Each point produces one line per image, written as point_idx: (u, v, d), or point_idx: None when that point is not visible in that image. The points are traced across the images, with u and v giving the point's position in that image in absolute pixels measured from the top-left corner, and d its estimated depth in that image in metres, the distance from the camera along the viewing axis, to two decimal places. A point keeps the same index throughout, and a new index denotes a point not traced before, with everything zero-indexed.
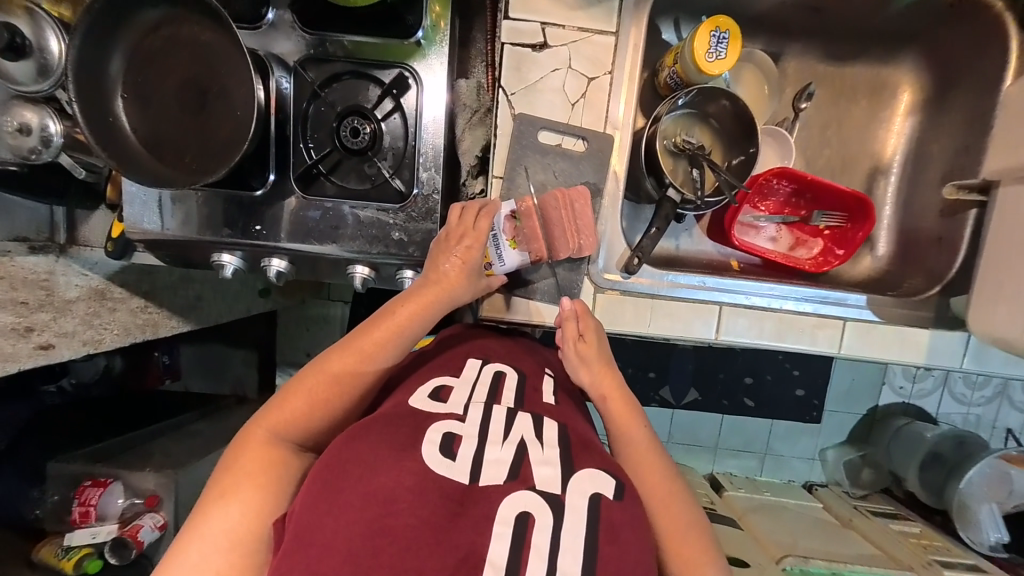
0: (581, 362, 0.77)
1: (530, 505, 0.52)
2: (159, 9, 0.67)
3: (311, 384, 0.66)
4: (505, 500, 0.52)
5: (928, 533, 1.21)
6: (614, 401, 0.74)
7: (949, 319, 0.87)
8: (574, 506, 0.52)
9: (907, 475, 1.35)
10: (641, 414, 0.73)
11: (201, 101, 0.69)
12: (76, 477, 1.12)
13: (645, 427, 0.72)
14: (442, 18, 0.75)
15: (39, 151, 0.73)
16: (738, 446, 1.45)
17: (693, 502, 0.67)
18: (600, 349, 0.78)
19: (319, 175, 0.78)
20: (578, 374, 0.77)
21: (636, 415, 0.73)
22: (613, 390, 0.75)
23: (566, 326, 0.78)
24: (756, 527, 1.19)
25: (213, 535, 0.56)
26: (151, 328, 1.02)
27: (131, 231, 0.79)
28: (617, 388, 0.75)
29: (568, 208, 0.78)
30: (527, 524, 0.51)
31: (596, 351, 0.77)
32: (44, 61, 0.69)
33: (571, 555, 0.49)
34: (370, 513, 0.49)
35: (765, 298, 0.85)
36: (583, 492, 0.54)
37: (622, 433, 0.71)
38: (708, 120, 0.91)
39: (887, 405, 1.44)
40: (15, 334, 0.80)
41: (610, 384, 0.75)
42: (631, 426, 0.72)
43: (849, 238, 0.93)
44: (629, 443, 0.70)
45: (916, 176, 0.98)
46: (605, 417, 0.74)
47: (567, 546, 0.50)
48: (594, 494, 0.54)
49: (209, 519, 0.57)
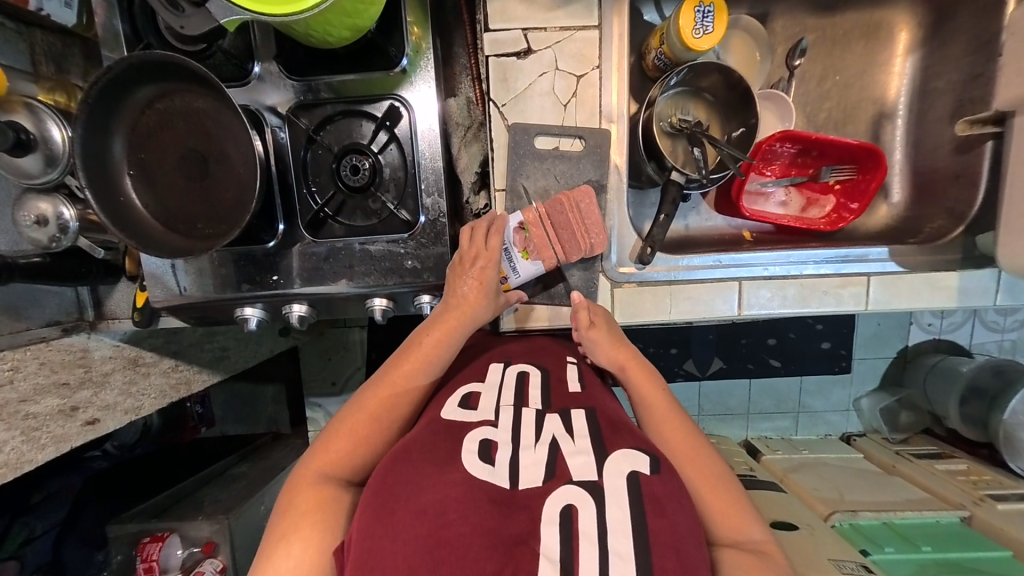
0: (595, 344, 0.76)
1: (573, 497, 0.52)
2: (152, 84, 0.69)
3: (352, 418, 0.67)
4: (547, 500, 0.52)
5: (975, 468, 1.22)
6: (635, 371, 0.75)
7: (977, 258, 0.85)
8: (614, 487, 0.53)
9: (947, 411, 1.35)
10: (660, 381, 0.75)
11: (203, 169, 0.72)
12: (134, 536, 1.17)
13: (667, 395, 0.73)
14: (423, 40, 0.76)
15: (58, 238, 0.76)
16: (771, 408, 1.45)
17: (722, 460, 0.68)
18: (609, 326, 0.78)
19: (327, 219, 0.79)
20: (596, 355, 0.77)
21: (656, 382, 0.74)
22: (631, 361, 0.76)
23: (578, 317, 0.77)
24: (801, 486, 1.21)
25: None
26: (185, 386, 1.08)
27: (154, 299, 0.82)
28: (634, 358, 0.76)
29: (574, 210, 0.77)
30: (572, 517, 0.50)
31: (606, 331, 0.77)
32: (49, 151, 0.75)
33: (621, 534, 0.49)
34: (424, 527, 0.49)
35: (783, 266, 0.84)
36: (620, 472, 0.55)
37: (647, 402, 0.72)
38: (701, 94, 0.90)
39: (918, 343, 1.43)
40: (63, 415, 0.84)
41: (626, 355, 0.76)
42: (653, 393, 0.73)
43: (861, 189, 0.91)
44: (654, 410, 0.71)
45: (923, 115, 0.95)
46: (627, 387, 0.75)
47: (618, 528, 0.49)
48: (631, 473, 0.55)
49: (273, 563, 0.57)
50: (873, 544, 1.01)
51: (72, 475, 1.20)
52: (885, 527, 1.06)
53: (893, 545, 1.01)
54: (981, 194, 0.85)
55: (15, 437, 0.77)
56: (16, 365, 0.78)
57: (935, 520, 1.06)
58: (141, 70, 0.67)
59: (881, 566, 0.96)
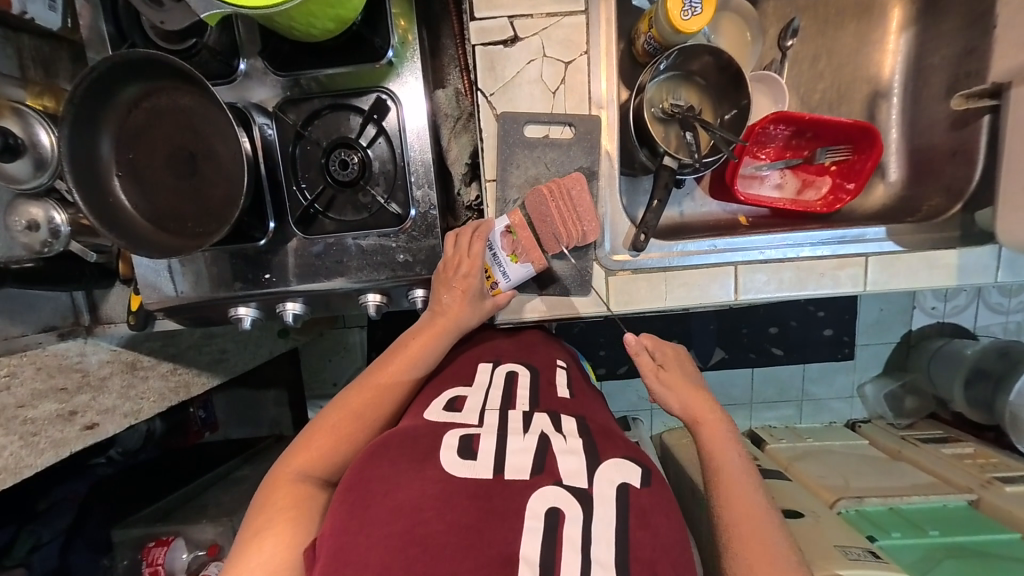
0: (667, 389, 0.77)
1: (559, 500, 0.51)
2: (136, 85, 0.69)
3: (335, 419, 0.67)
4: (534, 495, 0.52)
5: (982, 451, 1.20)
6: (706, 421, 0.73)
7: (976, 235, 0.83)
8: (602, 494, 0.52)
9: (952, 394, 1.33)
10: (737, 440, 0.72)
11: (191, 167, 0.72)
12: (140, 540, 1.16)
13: (737, 451, 0.70)
14: (409, 32, 0.75)
15: (51, 243, 0.76)
16: (773, 397, 1.44)
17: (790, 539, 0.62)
18: (679, 370, 0.79)
19: (317, 215, 0.79)
20: (667, 401, 0.77)
21: (732, 439, 0.71)
22: (707, 412, 0.74)
23: (640, 360, 0.80)
24: (806, 474, 1.19)
25: (251, 573, 0.55)
26: (184, 389, 1.07)
27: (149, 301, 0.82)
28: (706, 409, 0.74)
29: (565, 197, 0.76)
30: (558, 518, 0.50)
31: (679, 378, 0.78)
32: (39, 155, 0.75)
33: (604, 544, 0.48)
34: (401, 525, 0.49)
35: (780, 248, 0.83)
36: (611, 480, 0.54)
37: (713, 454, 0.70)
38: (692, 78, 0.89)
39: (921, 328, 1.42)
40: (61, 419, 0.84)
41: (700, 404, 0.75)
42: (725, 450, 0.70)
43: (857, 169, 0.90)
44: (719, 463, 0.68)
45: (919, 93, 0.94)
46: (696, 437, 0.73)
47: (602, 536, 0.49)
48: (622, 483, 0.54)
49: (247, 562, 0.56)
50: (880, 530, 1.00)
51: (77, 482, 1.20)
52: (891, 513, 1.05)
53: (899, 530, 0.99)
54: (978, 170, 0.83)
55: (13, 442, 0.77)
56: (13, 371, 0.77)
57: (943, 505, 1.05)
58: (126, 71, 0.67)
59: (887, 551, 0.95)
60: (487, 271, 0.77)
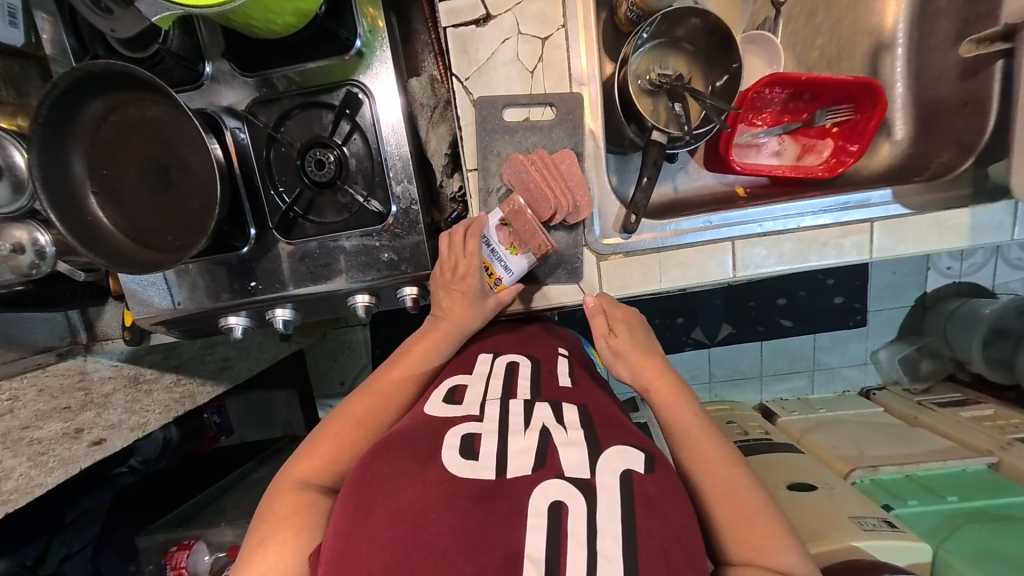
0: (616, 357, 0.73)
1: (562, 494, 0.50)
2: (101, 99, 0.67)
3: (338, 426, 0.66)
4: (536, 491, 0.50)
5: (1002, 412, 1.16)
6: (657, 385, 0.69)
7: (990, 190, 0.78)
8: (606, 486, 0.51)
9: (970, 355, 1.29)
10: (693, 400, 0.67)
11: (165, 179, 0.71)
12: (163, 546, 1.18)
13: (696, 411, 0.66)
14: (378, 18, 0.72)
15: (38, 264, 0.74)
16: (784, 369, 1.41)
17: (758, 483, 0.60)
18: (632, 338, 0.73)
19: (297, 218, 0.77)
20: (617, 370, 0.73)
21: (688, 403, 0.67)
22: (661, 379, 0.69)
23: (594, 323, 0.74)
24: (819, 446, 1.16)
25: None
26: (190, 399, 1.08)
27: (140, 315, 0.82)
28: (660, 377, 0.69)
29: (552, 169, 0.73)
30: (561, 514, 0.48)
31: (629, 342, 0.73)
32: (15, 178, 0.74)
33: (610, 537, 0.47)
34: (402, 528, 0.48)
35: (780, 220, 0.79)
36: (613, 471, 0.52)
37: (674, 423, 0.65)
38: (680, 44, 0.85)
39: (937, 288, 1.37)
40: (68, 438, 0.86)
41: (651, 371, 0.70)
42: (682, 414, 0.65)
43: (860, 130, 0.85)
44: (684, 431, 0.64)
45: (924, 43, 0.88)
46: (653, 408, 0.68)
47: (606, 528, 0.48)
48: (624, 472, 0.53)
49: (250, 567, 0.55)
50: (896, 499, 0.98)
51: (103, 492, 1.24)
52: (908, 480, 1.02)
53: (916, 498, 0.97)
54: (991, 122, 0.78)
55: (22, 463, 0.80)
56: (14, 395, 0.79)
57: (961, 469, 1.02)
58: (88, 84, 0.65)
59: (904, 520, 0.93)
60: (487, 267, 0.75)
